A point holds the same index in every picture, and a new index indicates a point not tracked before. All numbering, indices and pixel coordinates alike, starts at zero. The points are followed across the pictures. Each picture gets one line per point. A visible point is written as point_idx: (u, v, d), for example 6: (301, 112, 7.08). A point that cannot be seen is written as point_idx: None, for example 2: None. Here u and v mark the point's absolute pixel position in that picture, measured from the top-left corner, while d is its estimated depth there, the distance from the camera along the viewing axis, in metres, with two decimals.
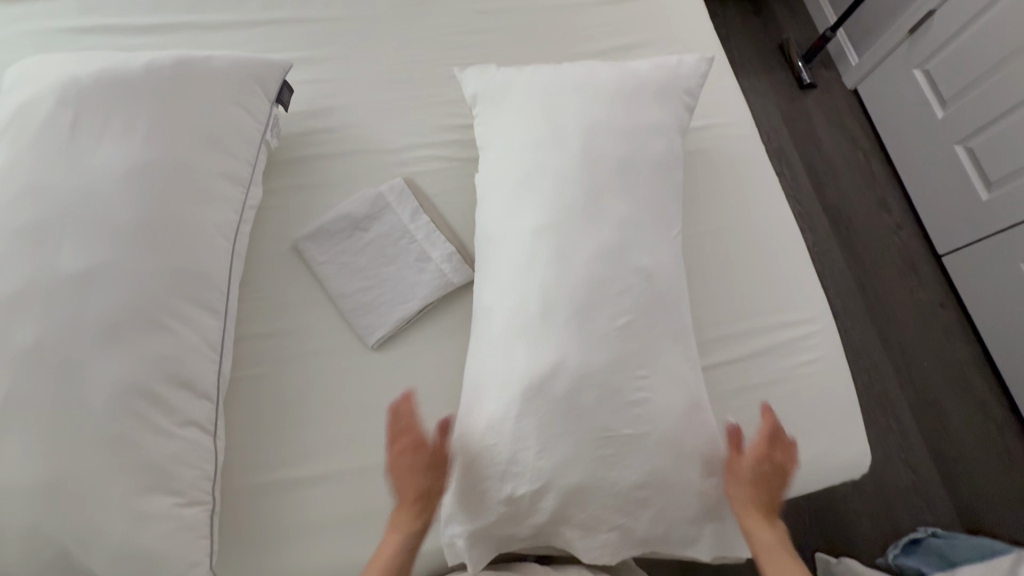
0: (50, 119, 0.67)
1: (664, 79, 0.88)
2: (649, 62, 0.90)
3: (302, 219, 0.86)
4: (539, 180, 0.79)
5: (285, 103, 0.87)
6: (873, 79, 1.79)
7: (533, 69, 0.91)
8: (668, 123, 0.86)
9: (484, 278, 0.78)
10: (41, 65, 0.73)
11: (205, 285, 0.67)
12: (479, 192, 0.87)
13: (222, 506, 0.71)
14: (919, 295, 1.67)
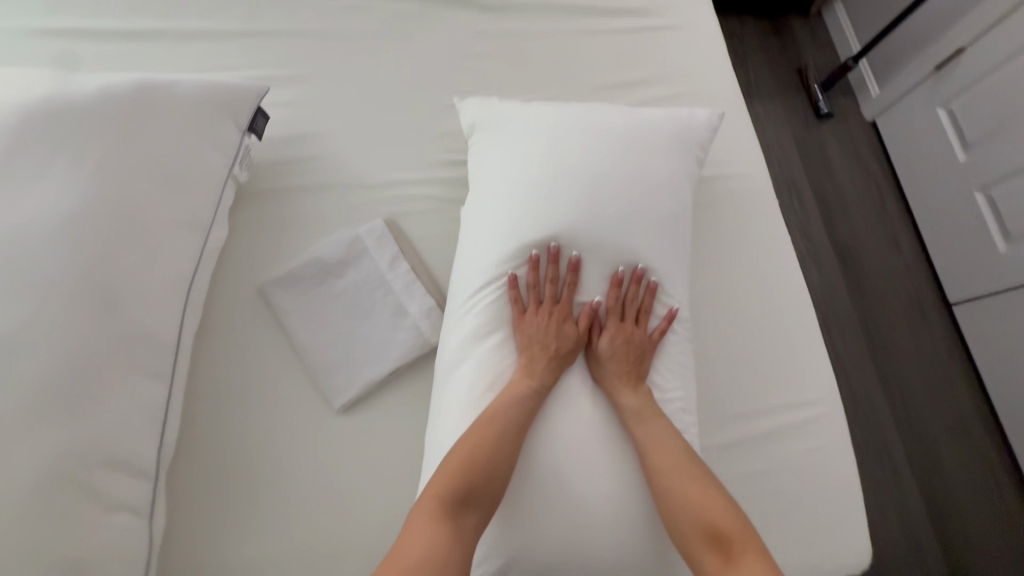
0: None
1: (674, 133, 0.82)
2: (661, 111, 0.84)
3: (268, 260, 0.79)
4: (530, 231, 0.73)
5: (259, 131, 0.78)
6: (893, 112, 1.71)
7: (538, 104, 0.83)
8: (675, 181, 0.79)
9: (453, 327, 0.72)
10: None
11: (151, 350, 0.62)
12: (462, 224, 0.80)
13: None
14: (927, 343, 1.60)
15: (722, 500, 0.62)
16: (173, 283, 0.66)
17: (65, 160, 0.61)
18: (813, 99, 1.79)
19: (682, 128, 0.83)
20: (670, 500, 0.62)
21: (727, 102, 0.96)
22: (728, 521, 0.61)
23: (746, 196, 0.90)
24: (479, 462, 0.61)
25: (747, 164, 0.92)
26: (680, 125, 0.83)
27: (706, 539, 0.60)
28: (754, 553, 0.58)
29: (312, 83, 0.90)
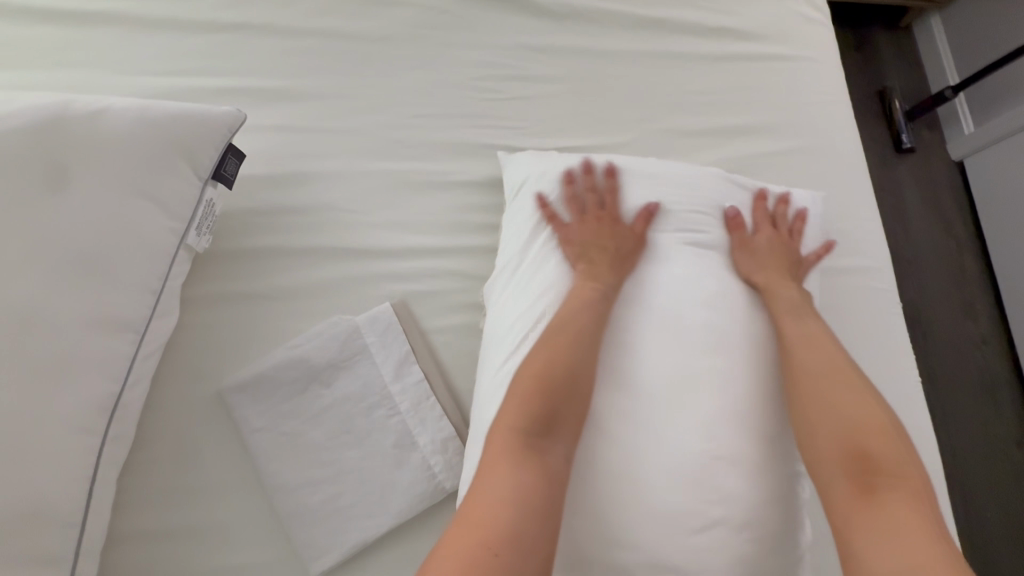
0: None
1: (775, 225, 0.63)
2: (761, 185, 0.65)
3: (233, 353, 0.58)
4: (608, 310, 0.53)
5: (230, 177, 0.57)
6: (989, 156, 1.48)
7: (601, 163, 0.63)
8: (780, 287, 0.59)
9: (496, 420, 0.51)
10: None
11: (46, 515, 0.43)
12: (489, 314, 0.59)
13: None
14: (994, 428, 1.41)
15: (869, 419, 0.48)
16: (90, 413, 0.47)
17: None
18: (894, 129, 1.55)
19: (778, 211, 0.64)
20: (806, 420, 0.49)
21: (845, 166, 0.74)
22: (886, 445, 0.46)
23: (861, 296, 0.70)
24: (550, 384, 0.47)
25: (866, 253, 0.72)
26: (786, 212, 0.64)
27: (853, 474, 0.46)
28: (911, 496, 0.44)
29: (310, 103, 0.67)
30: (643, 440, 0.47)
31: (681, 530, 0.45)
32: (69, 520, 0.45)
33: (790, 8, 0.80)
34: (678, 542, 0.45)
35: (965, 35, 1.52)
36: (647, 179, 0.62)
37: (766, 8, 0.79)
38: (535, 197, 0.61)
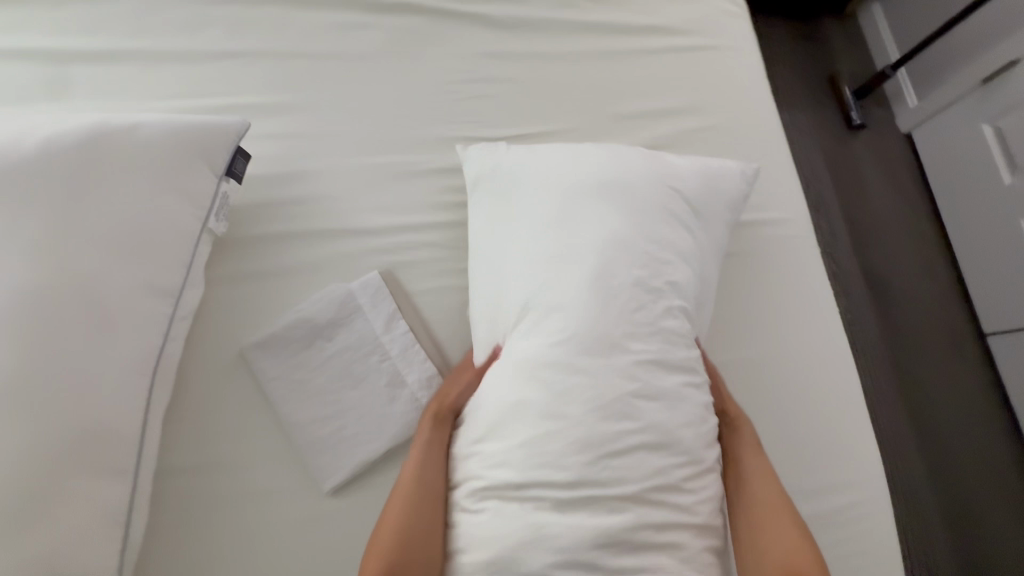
0: None
1: (703, 186, 0.72)
2: (689, 159, 0.74)
3: (248, 319, 0.70)
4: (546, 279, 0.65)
5: (238, 174, 0.70)
6: (932, 126, 1.59)
7: (547, 150, 0.74)
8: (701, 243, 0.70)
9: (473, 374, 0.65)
10: None
11: (110, 440, 0.54)
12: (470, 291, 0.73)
13: None
14: (961, 379, 1.49)
15: (783, 503, 0.61)
16: (139, 361, 0.58)
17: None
18: (844, 108, 1.67)
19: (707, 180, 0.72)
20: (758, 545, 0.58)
21: (764, 135, 0.86)
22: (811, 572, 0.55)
23: (782, 244, 0.81)
24: (402, 526, 0.57)
25: (785, 208, 0.83)
26: (711, 179, 0.72)
27: None
28: None
29: (302, 112, 0.80)
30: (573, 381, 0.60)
31: (607, 444, 0.57)
32: (128, 445, 0.56)
33: (710, 5, 0.93)
34: (610, 447, 0.57)
35: (902, 17, 1.64)
36: (586, 164, 0.71)
37: (689, 6, 0.92)
38: (491, 188, 0.73)
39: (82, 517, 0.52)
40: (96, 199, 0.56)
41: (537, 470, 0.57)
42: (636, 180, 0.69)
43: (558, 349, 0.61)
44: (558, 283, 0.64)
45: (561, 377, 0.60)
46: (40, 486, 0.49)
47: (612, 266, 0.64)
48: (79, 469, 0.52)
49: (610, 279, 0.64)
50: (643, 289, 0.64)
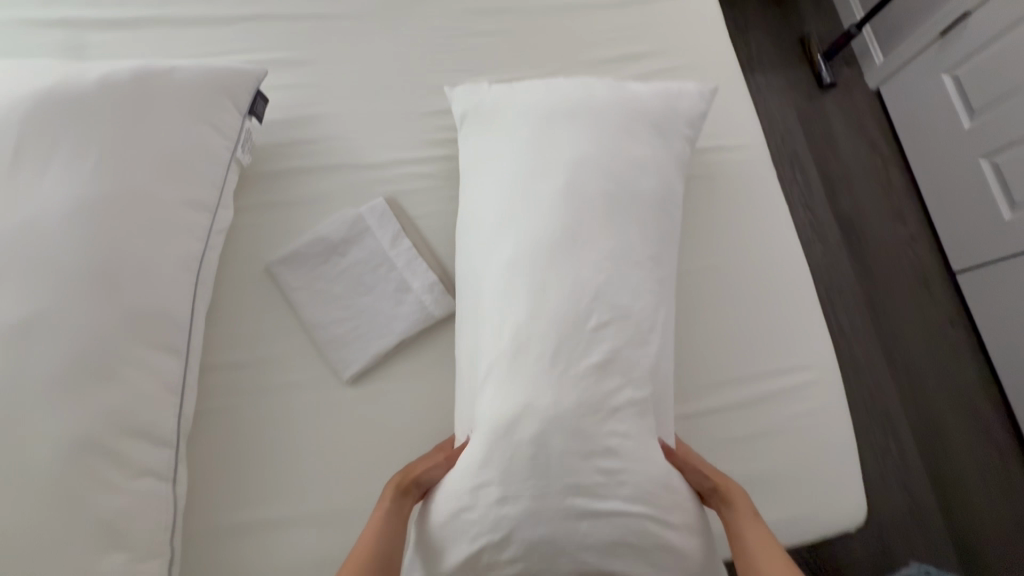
0: None
1: (662, 109, 0.81)
2: (651, 84, 0.84)
3: (273, 241, 0.81)
4: (528, 190, 0.74)
5: (258, 115, 0.80)
6: (898, 80, 1.69)
7: (524, 86, 0.83)
8: (662, 155, 0.79)
9: (468, 281, 0.74)
10: None
11: (165, 323, 0.65)
12: (462, 213, 0.81)
13: (186, 548, 0.69)
14: (930, 314, 1.60)
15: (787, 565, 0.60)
16: (186, 263, 0.68)
17: (66, 145, 0.62)
18: (815, 68, 1.77)
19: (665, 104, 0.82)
20: None
21: (721, 72, 0.96)
22: None
23: (743, 165, 0.91)
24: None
25: (744, 134, 0.93)
26: (671, 99, 0.82)
27: None
28: None
29: (309, 66, 0.91)
30: (552, 272, 0.69)
31: (582, 316, 0.67)
32: (180, 331, 0.66)
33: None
34: (586, 324, 0.67)
35: None
36: (559, 95, 0.81)
37: None
38: (477, 122, 0.83)
39: (146, 381, 0.62)
40: (143, 124, 0.67)
41: (524, 346, 0.66)
42: (603, 103, 0.80)
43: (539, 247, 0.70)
44: (538, 188, 0.74)
45: (544, 268, 0.69)
46: (111, 351, 0.59)
47: (585, 173, 0.74)
48: (142, 342, 0.62)
49: (583, 183, 0.73)
50: (612, 191, 0.74)
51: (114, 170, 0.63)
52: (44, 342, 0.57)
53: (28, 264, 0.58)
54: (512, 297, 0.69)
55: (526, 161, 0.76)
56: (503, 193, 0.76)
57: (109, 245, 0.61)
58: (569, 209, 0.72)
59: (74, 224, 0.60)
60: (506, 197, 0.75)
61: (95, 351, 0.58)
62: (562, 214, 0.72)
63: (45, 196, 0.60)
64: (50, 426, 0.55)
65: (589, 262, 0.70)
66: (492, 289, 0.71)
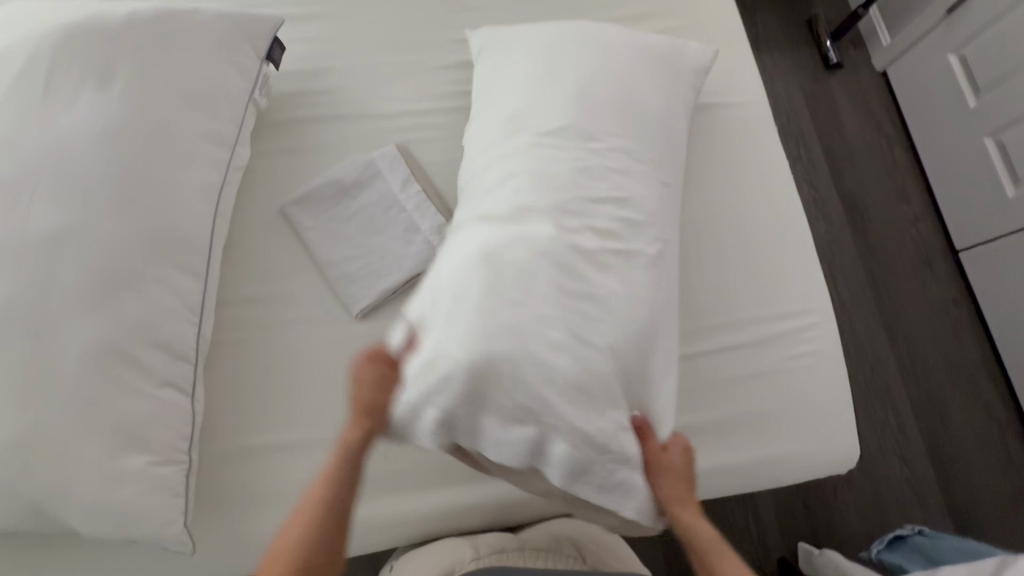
0: (27, 70, 0.65)
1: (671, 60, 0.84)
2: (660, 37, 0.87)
3: (288, 183, 0.84)
4: (539, 115, 0.74)
5: (276, 61, 0.83)
6: (904, 61, 1.70)
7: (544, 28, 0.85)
8: (673, 101, 0.81)
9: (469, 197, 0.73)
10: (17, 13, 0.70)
11: (185, 247, 0.68)
12: (469, 138, 0.81)
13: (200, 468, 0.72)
14: (932, 293, 1.61)
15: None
16: (206, 193, 0.71)
17: (95, 78, 0.66)
18: (821, 49, 1.78)
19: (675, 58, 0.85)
20: None
21: (725, 33, 0.99)
22: None
23: (745, 123, 0.93)
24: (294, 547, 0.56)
25: (747, 93, 0.95)
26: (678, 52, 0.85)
27: None
28: None
29: (325, 21, 0.94)
30: (556, 192, 0.69)
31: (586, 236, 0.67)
32: (199, 256, 0.70)
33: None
34: (588, 246, 0.67)
35: None
36: (577, 35, 0.83)
37: None
38: (496, 56, 0.84)
39: (166, 297, 0.66)
40: (167, 60, 0.70)
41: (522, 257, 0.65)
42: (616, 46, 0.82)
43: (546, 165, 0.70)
44: (549, 114, 0.74)
45: (548, 187, 0.69)
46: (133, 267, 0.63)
47: (590, 100, 0.75)
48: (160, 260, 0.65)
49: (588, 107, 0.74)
50: (617, 117, 0.75)
51: (139, 102, 0.67)
52: (73, 256, 0.61)
53: (60, 185, 0.62)
54: (514, 209, 0.68)
55: (541, 89, 0.77)
56: (514, 116, 0.76)
57: (133, 170, 0.65)
58: (579, 136, 0.73)
59: (101, 150, 0.64)
60: (516, 119, 0.75)
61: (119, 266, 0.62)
62: (571, 140, 0.72)
63: (77, 123, 0.64)
64: (77, 332, 0.60)
65: (592, 189, 0.70)
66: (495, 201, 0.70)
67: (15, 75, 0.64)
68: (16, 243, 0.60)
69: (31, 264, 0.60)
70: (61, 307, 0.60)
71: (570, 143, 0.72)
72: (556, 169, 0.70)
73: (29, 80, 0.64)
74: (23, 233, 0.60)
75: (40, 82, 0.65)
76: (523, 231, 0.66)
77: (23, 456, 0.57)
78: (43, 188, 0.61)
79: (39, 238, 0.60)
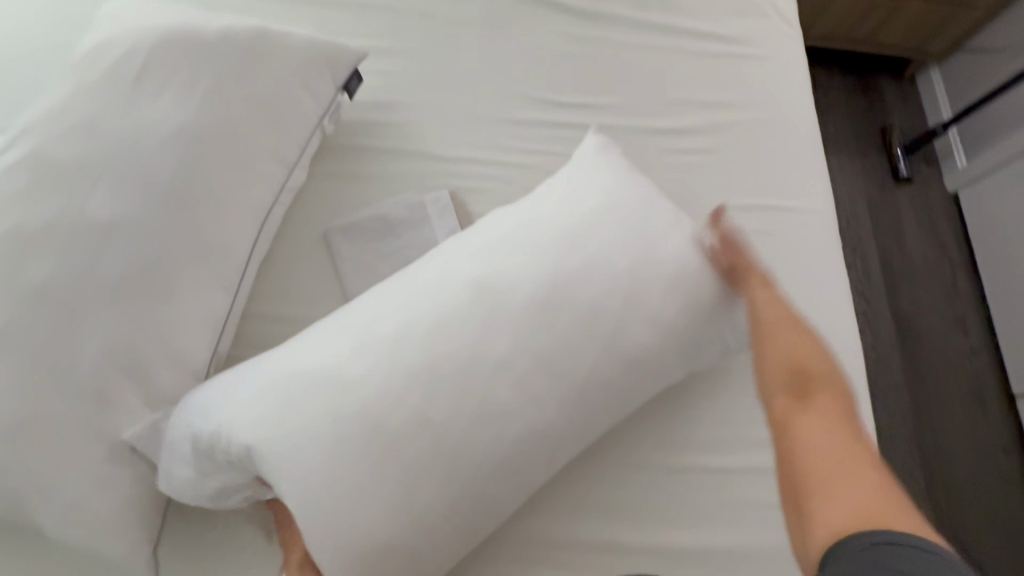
0: (116, 64, 0.67)
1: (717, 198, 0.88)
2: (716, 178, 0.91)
3: (337, 209, 0.84)
4: (583, 206, 0.72)
5: (351, 90, 0.84)
6: (979, 188, 1.64)
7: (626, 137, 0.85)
8: None
9: (476, 246, 0.70)
10: (125, 13, 0.74)
11: (222, 259, 0.67)
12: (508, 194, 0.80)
13: None
14: (981, 435, 1.49)
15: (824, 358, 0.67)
16: (256, 210, 0.71)
17: (179, 81, 0.68)
18: (893, 160, 1.73)
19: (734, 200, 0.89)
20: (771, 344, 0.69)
21: (801, 136, 0.97)
22: (813, 360, 0.67)
23: (807, 232, 0.90)
24: None
25: (813, 201, 0.92)
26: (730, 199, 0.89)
27: (792, 383, 0.66)
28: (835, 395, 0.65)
29: (406, 58, 0.95)
30: (561, 291, 0.66)
31: (574, 351, 0.66)
32: (234, 270, 0.69)
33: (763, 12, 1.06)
34: (570, 360, 0.66)
35: (960, 85, 1.74)
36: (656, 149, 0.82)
37: (752, 23, 1.04)
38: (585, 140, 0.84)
39: (197, 305, 0.65)
40: (251, 75, 0.72)
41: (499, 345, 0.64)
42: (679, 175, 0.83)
43: (564, 257, 0.68)
44: (590, 209, 0.72)
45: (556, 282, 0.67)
46: (173, 271, 0.63)
47: (605, 222, 0.71)
48: (201, 268, 0.65)
49: (591, 229, 0.70)
50: (630, 244, 0.70)
51: (215, 110, 0.68)
52: (117, 250, 0.61)
53: (120, 177, 0.62)
54: (513, 288, 0.66)
55: (597, 183, 0.75)
56: (557, 197, 0.74)
57: (194, 175, 0.65)
58: (615, 242, 0.70)
59: (167, 150, 0.65)
60: (559, 198, 0.74)
61: (159, 266, 0.62)
62: (605, 243, 0.70)
63: (149, 122, 0.65)
64: (103, 326, 0.59)
65: (599, 299, 0.67)
66: (503, 269, 0.67)
67: (106, 68, 0.66)
68: (65, 228, 0.60)
69: (75, 252, 0.59)
70: (94, 299, 0.59)
71: (603, 246, 0.69)
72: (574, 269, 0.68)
73: (116, 75, 0.66)
74: (74, 220, 0.60)
75: (126, 78, 0.66)
76: (516, 323, 0.64)
77: (16, 442, 0.55)
78: (104, 179, 0.62)
79: (89, 227, 0.60)
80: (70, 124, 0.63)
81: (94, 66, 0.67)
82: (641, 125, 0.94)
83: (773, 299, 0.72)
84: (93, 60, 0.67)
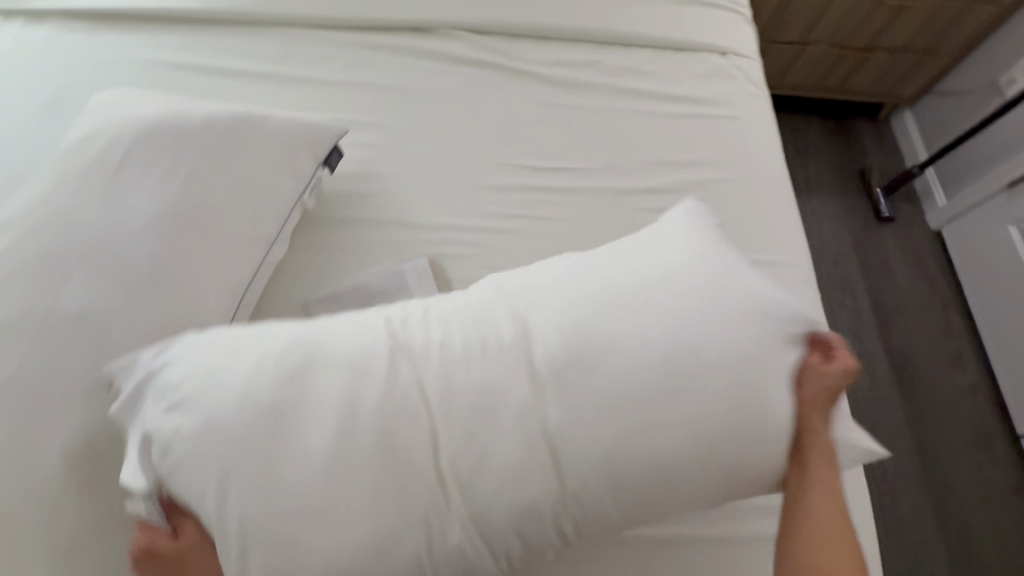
0: (102, 157, 0.70)
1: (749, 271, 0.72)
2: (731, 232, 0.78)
3: (316, 280, 0.85)
4: (629, 284, 0.60)
5: (332, 165, 0.86)
6: (961, 225, 1.66)
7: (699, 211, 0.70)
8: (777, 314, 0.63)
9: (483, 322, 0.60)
10: (114, 104, 0.78)
11: None
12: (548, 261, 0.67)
13: None
14: (989, 478, 1.45)
15: None
16: (233, 289, 0.72)
17: (162, 170, 0.70)
18: (873, 201, 1.76)
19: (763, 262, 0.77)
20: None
21: (774, 192, 0.99)
22: None
23: (785, 286, 0.90)
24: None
25: (789, 255, 0.93)
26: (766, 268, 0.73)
27: None
28: None
29: (387, 130, 0.99)
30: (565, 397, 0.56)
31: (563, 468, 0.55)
32: None
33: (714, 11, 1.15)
34: (557, 475, 0.55)
35: (933, 126, 1.78)
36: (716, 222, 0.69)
37: (720, 84, 1.09)
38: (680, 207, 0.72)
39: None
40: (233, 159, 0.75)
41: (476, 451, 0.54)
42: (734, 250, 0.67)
43: (584, 345, 0.57)
44: (638, 286, 0.60)
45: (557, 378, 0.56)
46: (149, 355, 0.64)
47: (655, 306, 0.59)
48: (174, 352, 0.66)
49: (654, 282, 0.60)
50: (672, 331, 0.58)
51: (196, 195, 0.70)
52: (94, 338, 0.62)
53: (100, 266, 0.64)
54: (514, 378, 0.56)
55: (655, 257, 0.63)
56: (602, 272, 0.62)
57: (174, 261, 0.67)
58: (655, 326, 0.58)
59: (147, 237, 0.66)
60: (605, 269, 0.62)
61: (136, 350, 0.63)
62: (648, 333, 0.57)
63: (133, 210, 0.67)
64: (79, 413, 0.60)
65: (613, 407, 0.55)
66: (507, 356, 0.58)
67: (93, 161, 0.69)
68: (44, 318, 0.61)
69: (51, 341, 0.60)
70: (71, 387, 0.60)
71: (644, 333, 0.57)
72: (597, 367, 0.56)
73: (104, 168, 0.70)
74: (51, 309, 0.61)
75: (114, 169, 0.70)
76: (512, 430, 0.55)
77: None
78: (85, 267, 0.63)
79: (67, 315, 0.61)
80: (57, 215, 0.66)
81: (86, 160, 0.70)
82: (616, 186, 0.96)
83: (840, 515, 0.58)
84: (85, 153, 0.71)
